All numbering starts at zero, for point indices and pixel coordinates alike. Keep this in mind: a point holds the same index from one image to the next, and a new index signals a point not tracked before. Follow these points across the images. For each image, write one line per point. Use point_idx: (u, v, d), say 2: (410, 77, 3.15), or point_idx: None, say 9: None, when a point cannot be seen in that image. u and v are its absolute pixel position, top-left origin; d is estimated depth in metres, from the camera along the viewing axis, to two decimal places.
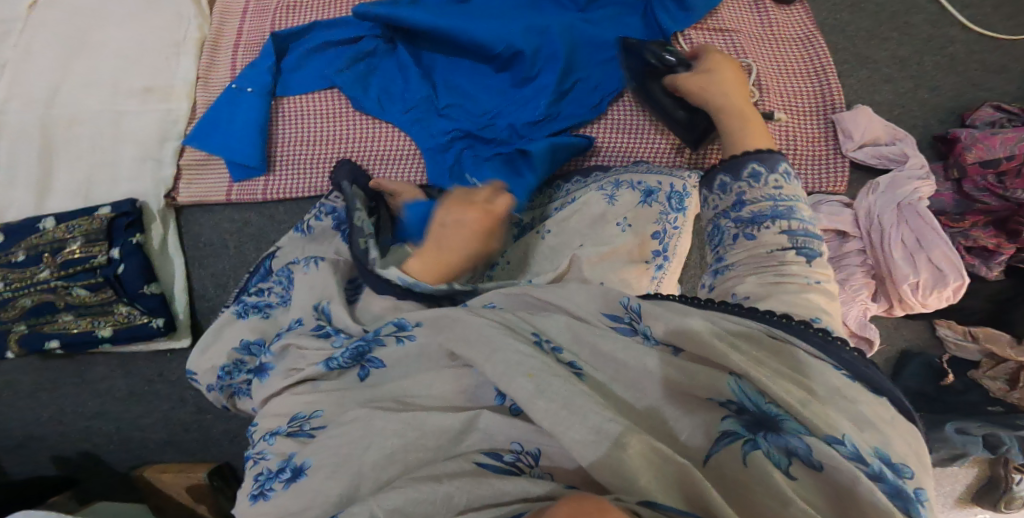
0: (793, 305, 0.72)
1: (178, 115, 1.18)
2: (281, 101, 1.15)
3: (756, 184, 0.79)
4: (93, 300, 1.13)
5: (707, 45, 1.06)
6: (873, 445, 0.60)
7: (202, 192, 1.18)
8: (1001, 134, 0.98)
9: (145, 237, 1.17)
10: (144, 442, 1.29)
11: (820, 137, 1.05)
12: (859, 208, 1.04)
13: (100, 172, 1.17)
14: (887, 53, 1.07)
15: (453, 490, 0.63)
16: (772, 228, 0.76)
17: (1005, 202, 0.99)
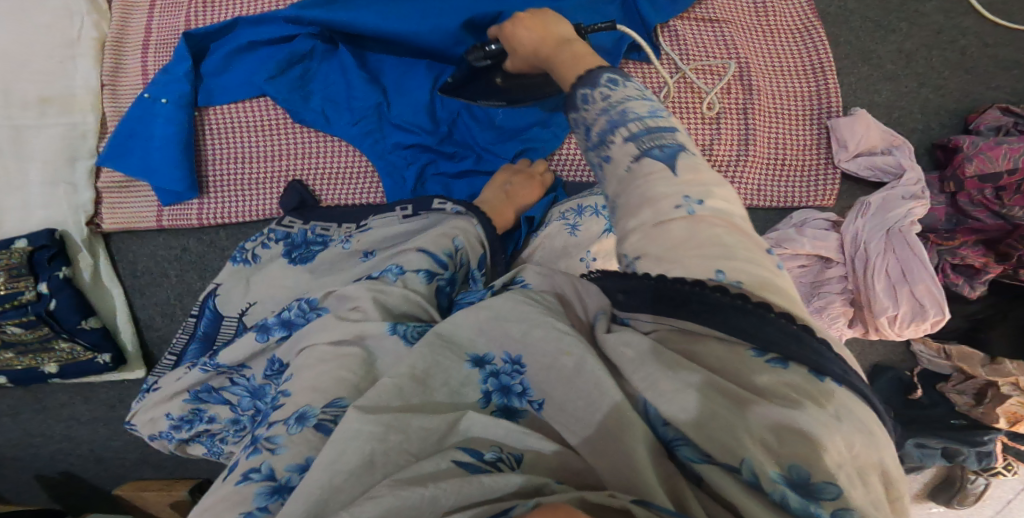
0: (697, 251, 0.56)
1: (84, 129, 1.05)
2: (207, 112, 1.01)
3: (588, 110, 0.64)
4: (30, 337, 1.04)
5: (696, 37, 0.92)
6: (781, 463, 0.51)
7: (129, 219, 1.08)
8: (1006, 144, 0.88)
9: (73, 270, 1.06)
10: (119, 461, 1.23)
11: (810, 144, 0.94)
12: (845, 234, 0.93)
13: (7, 197, 1.03)
14: (892, 47, 0.96)
15: (441, 494, 0.54)
16: (619, 141, 0.61)
17: (1001, 219, 0.89)
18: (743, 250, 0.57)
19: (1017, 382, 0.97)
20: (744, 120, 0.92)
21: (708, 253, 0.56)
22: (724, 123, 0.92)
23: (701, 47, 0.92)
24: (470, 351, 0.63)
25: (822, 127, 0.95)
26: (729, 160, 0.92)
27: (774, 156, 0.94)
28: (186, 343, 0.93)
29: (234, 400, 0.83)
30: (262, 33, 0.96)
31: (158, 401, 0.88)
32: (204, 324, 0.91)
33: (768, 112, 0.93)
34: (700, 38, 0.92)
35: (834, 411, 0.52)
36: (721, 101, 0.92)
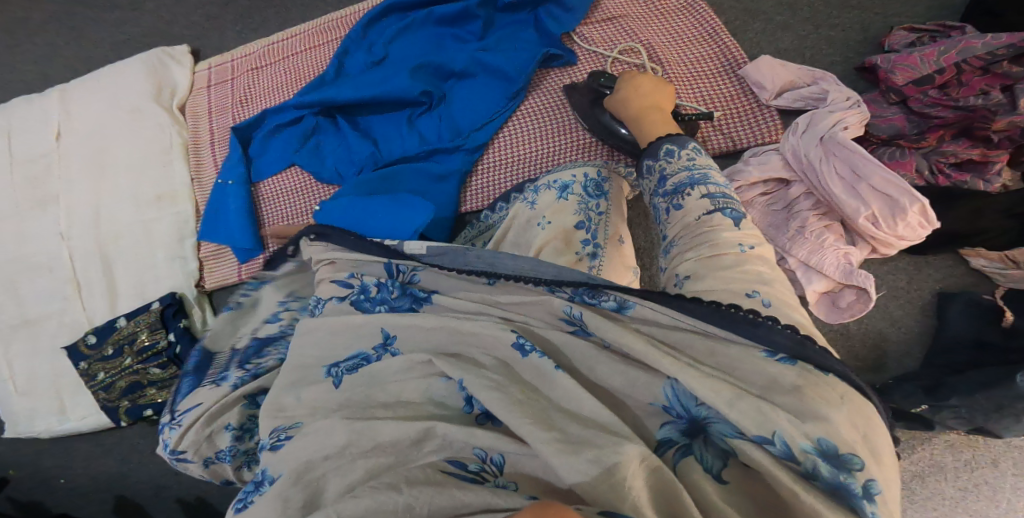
0: (726, 284, 0.84)
1: (187, 216, 1.42)
2: (259, 186, 1.32)
3: (674, 160, 0.98)
4: (166, 376, 1.38)
5: (601, 36, 1.16)
6: (807, 435, 0.74)
7: (223, 275, 1.42)
8: (918, 52, 1.04)
9: (189, 321, 1.42)
10: (236, 485, 1.51)
11: (736, 95, 1.10)
12: (786, 152, 1.06)
13: (146, 273, 1.41)
14: (772, 1, 1.18)
15: (413, 500, 0.77)
16: (696, 195, 0.93)
17: (960, 111, 1.03)
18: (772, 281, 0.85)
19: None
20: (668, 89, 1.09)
21: (747, 278, 0.84)
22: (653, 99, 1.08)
23: (606, 40, 1.16)
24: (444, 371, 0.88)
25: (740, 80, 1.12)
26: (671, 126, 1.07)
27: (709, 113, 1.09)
28: (182, 382, 1.09)
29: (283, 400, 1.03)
30: (281, 119, 1.26)
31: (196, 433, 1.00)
32: (195, 361, 1.10)
33: (687, 78, 1.11)
34: (606, 35, 1.16)
35: (836, 394, 0.77)
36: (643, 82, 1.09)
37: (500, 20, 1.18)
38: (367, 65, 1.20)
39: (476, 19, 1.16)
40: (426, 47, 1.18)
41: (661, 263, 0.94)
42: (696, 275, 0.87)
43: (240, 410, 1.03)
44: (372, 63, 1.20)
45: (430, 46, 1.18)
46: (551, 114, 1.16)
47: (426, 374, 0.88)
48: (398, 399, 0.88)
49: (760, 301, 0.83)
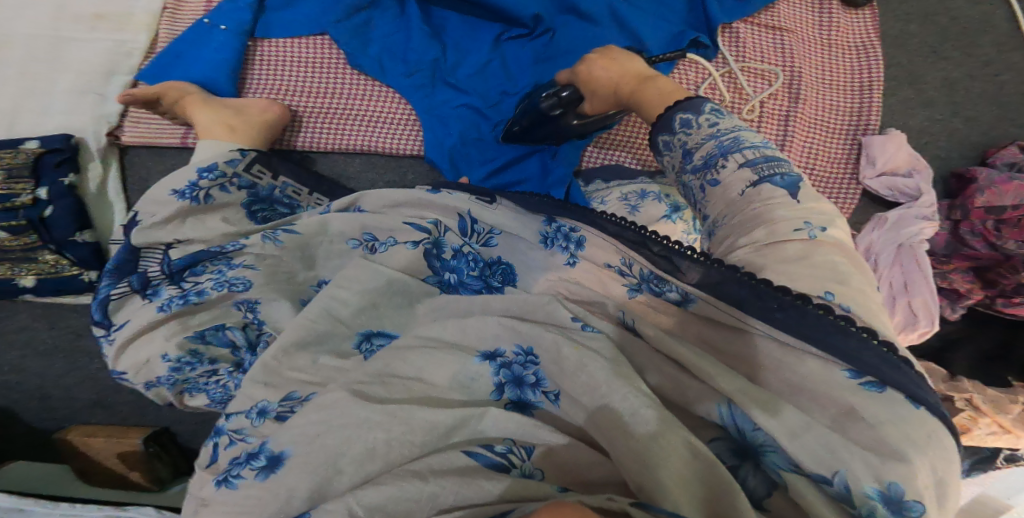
0: (810, 271, 0.58)
1: (132, 48, 1.04)
2: (261, 44, 1.01)
3: (692, 130, 0.68)
4: (13, 244, 0.97)
5: (755, 43, 1.00)
6: (879, 479, 0.50)
7: (153, 134, 1.04)
8: (1018, 181, 0.98)
9: (80, 178, 1.02)
10: (67, 402, 1.18)
11: (842, 158, 1.02)
12: (861, 243, 1.03)
13: (27, 100, 1.02)
14: (940, 74, 1.06)
15: (442, 491, 0.55)
16: (733, 165, 0.64)
17: (994, 252, 1.00)
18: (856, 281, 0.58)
19: (971, 397, 1.04)
20: (785, 127, 1.00)
21: (821, 274, 0.58)
22: (765, 126, 0.99)
23: (758, 50, 1.00)
24: (479, 350, 0.63)
25: (855, 144, 1.02)
26: None
27: (807, 166, 1.01)
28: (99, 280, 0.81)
29: (240, 347, 0.75)
30: None
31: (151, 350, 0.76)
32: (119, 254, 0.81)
33: (809, 124, 1.01)
34: (761, 44, 1.01)
35: (926, 433, 0.51)
36: (768, 105, 1.00)
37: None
38: None
39: None
40: None
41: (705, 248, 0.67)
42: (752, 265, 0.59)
43: (178, 344, 0.75)
44: None
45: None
46: None
47: (456, 344, 0.64)
48: (419, 378, 0.63)
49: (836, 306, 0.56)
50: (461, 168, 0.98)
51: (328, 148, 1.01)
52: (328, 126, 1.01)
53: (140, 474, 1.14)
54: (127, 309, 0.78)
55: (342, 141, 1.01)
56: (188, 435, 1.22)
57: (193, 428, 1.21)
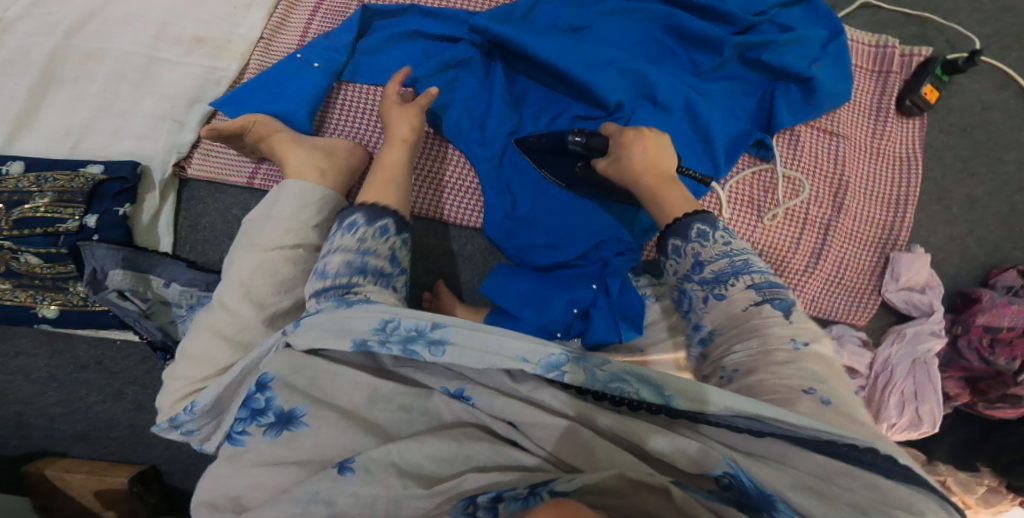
0: (791, 374, 0.73)
1: (222, 76, 1.06)
2: (347, 86, 1.07)
3: (707, 243, 0.81)
4: (46, 271, 0.98)
5: (810, 148, 1.10)
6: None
7: (219, 169, 1.04)
8: (1017, 305, 1.10)
9: (134, 209, 1.01)
10: (42, 435, 1.09)
11: (866, 271, 1.11)
12: (879, 354, 1.12)
13: (103, 119, 1.03)
14: (964, 190, 1.16)
15: (474, 455, 0.70)
16: (740, 285, 0.78)
17: (986, 365, 1.12)
18: (833, 380, 0.73)
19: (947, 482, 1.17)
20: (823, 237, 1.09)
21: (805, 376, 0.72)
22: (806, 235, 1.09)
23: (808, 158, 1.10)
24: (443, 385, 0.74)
25: (882, 258, 1.12)
26: (800, 268, 1.09)
27: (836, 275, 1.10)
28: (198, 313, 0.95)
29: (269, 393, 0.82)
30: (435, 28, 1.05)
31: (201, 375, 0.89)
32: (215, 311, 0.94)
33: (846, 234, 1.10)
34: (816, 148, 1.11)
35: (908, 493, 0.65)
36: (812, 213, 1.09)
37: (728, 67, 1.08)
38: (562, 27, 1.06)
39: (712, 54, 1.06)
40: (638, 44, 1.07)
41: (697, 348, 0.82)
42: (748, 368, 0.75)
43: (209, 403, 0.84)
44: (568, 27, 1.06)
45: (647, 54, 1.08)
46: (754, 180, 1.09)
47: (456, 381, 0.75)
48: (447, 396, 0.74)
49: (819, 398, 0.71)
50: (511, 245, 1.03)
51: None
52: None
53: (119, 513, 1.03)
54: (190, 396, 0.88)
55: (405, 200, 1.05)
56: (180, 475, 1.11)
57: (187, 467, 1.11)
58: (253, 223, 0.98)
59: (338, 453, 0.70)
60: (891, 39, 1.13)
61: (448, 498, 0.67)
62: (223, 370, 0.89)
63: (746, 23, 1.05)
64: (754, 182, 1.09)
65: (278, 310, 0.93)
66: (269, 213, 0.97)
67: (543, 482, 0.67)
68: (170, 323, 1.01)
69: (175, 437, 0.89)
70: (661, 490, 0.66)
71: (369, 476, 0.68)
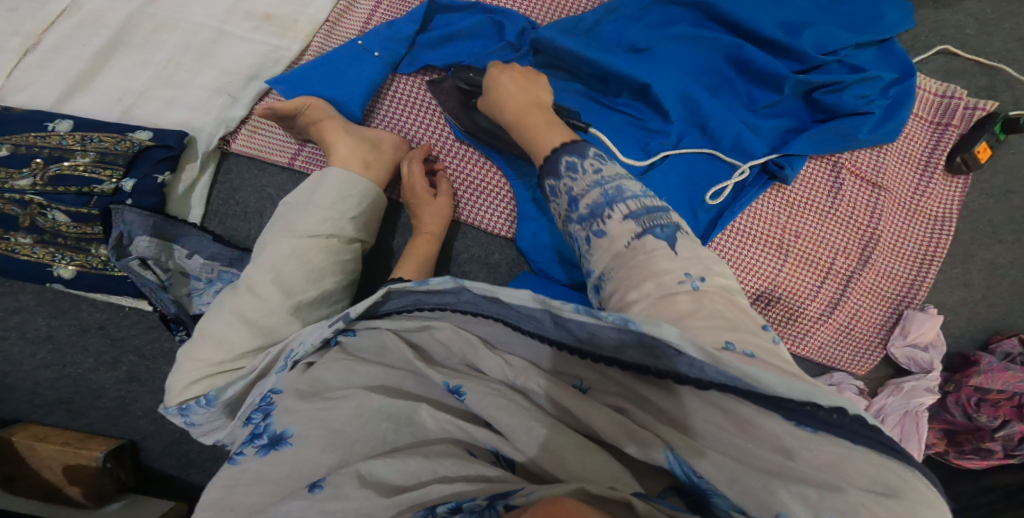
0: (705, 321, 0.70)
1: (283, 55, 1.02)
2: (398, 76, 1.04)
3: (578, 176, 0.81)
4: (72, 231, 0.95)
5: (850, 198, 1.11)
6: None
7: (264, 149, 1.01)
8: (1010, 372, 1.14)
9: (172, 177, 0.98)
10: (28, 399, 1.05)
11: (878, 323, 1.16)
12: (874, 403, 1.17)
13: (161, 87, 1.00)
14: (988, 255, 1.20)
15: (441, 468, 0.70)
16: (617, 216, 0.77)
17: (970, 423, 1.16)
18: (742, 324, 0.71)
19: None
20: (843, 288, 1.12)
21: (714, 322, 0.70)
22: (827, 284, 1.12)
23: (848, 206, 1.11)
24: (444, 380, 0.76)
25: (896, 311, 1.16)
26: (815, 315, 1.12)
27: (848, 325, 1.14)
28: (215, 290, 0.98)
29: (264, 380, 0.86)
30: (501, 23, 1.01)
31: (218, 361, 0.88)
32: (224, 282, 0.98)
33: (865, 287, 1.13)
34: (856, 198, 1.12)
35: (869, 462, 0.63)
36: (838, 263, 1.12)
37: (784, 104, 1.09)
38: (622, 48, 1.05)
39: (771, 92, 1.06)
40: (701, 74, 1.07)
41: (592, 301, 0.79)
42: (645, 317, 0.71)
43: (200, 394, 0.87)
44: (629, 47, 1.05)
45: (707, 83, 1.07)
46: (789, 223, 1.10)
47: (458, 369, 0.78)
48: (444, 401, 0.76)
49: (740, 352, 0.68)
50: (545, 259, 1.00)
51: None
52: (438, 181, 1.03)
53: (83, 491, 0.98)
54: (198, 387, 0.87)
55: None
56: (158, 455, 1.08)
57: (167, 446, 1.07)
58: (281, 208, 0.96)
59: (311, 473, 0.72)
60: (960, 91, 1.14)
61: (410, 507, 0.68)
62: (240, 355, 0.89)
63: (814, 62, 1.05)
64: (785, 224, 1.10)
65: (305, 298, 0.92)
66: (306, 199, 0.95)
67: (503, 492, 0.65)
68: (185, 296, 0.98)
69: (179, 424, 0.89)
70: (623, 504, 0.62)
71: (340, 485, 0.69)
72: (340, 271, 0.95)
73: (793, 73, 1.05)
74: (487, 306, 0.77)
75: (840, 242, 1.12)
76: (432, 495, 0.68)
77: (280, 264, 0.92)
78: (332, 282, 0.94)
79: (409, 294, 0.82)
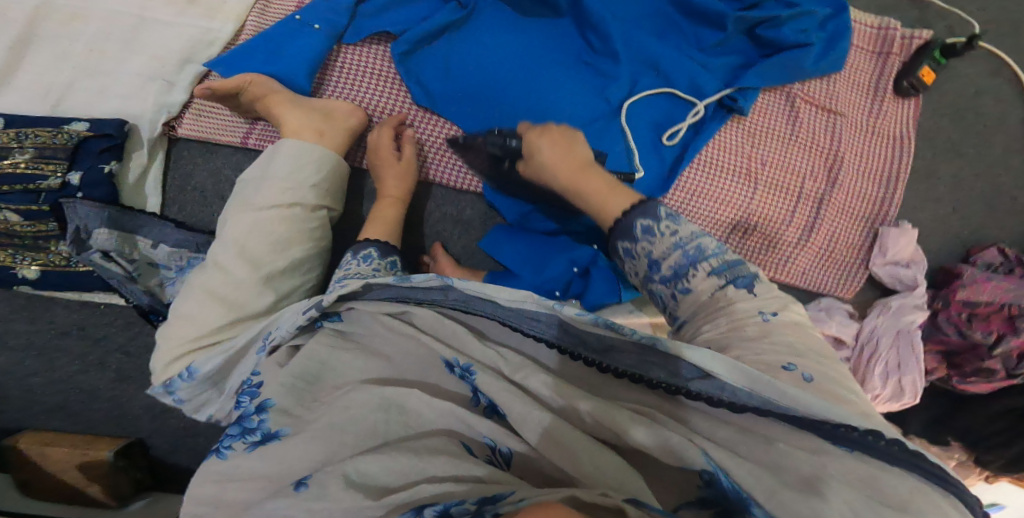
0: (771, 346, 0.73)
1: (216, 37, 1.02)
2: (343, 47, 1.04)
3: (655, 241, 0.80)
4: (25, 230, 0.94)
5: (810, 121, 1.12)
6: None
7: (211, 130, 1.01)
8: (994, 280, 1.14)
9: (120, 167, 0.98)
10: (26, 405, 1.06)
11: (856, 245, 1.15)
12: (865, 325, 1.15)
13: (87, 75, 0.99)
14: (952, 170, 1.20)
15: (431, 467, 0.67)
16: (701, 274, 0.78)
17: (964, 340, 1.15)
18: (804, 347, 0.73)
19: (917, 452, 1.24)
20: (816, 212, 1.12)
21: (781, 350, 0.72)
22: (800, 207, 1.11)
23: (810, 129, 1.12)
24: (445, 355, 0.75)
25: (871, 232, 1.16)
26: (793, 241, 1.12)
27: (827, 248, 1.14)
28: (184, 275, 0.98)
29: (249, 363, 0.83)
30: None
31: (191, 336, 0.86)
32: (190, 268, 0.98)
33: (838, 209, 1.13)
34: (815, 122, 1.12)
35: (910, 489, 0.63)
36: (807, 186, 1.12)
37: (731, 42, 1.09)
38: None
39: (716, 31, 1.06)
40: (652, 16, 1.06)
41: (673, 309, 0.80)
42: (718, 343, 0.74)
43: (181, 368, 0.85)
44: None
45: (653, 28, 1.07)
46: (754, 147, 1.10)
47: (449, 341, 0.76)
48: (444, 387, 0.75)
49: (800, 374, 0.70)
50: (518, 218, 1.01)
51: None
52: None
53: (102, 490, 1.01)
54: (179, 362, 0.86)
55: None
56: (166, 449, 1.10)
57: (173, 442, 1.09)
58: (241, 186, 0.95)
59: (298, 471, 0.68)
60: (893, 21, 1.15)
61: (398, 508, 0.65)
62: (216, 330, 0.86)
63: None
64: (745, 148, 1.10)
65: (274, 269, 0.91)
66: (264, 173, 0.94)
67: (492, 497, 0.63)
68: (157, 287, 0.97)
69: (168, 402, 0.88)
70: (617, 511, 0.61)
71: (324, 485, 0.66)
72: (309, 238, 0.94)
73: (734, 10, 1.05)
74: (486, 307, 0.75)
75: (805, 169, 1.12)
76: (420, 496, 0.65)
77: (245, 239, 0.90)
78: (303, 251, 0.93)
79: (392, 287, 0.79)
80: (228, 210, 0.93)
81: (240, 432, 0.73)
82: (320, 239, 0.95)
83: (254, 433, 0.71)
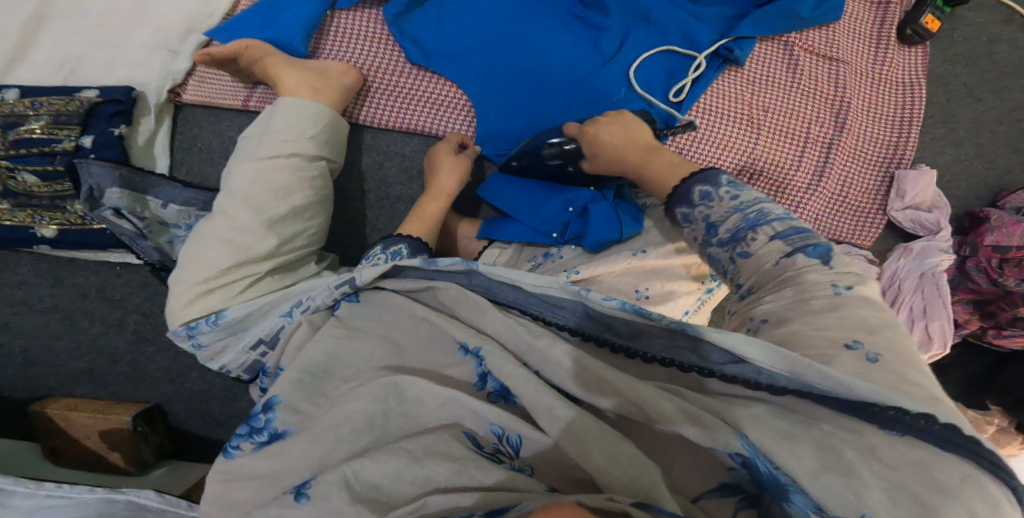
0: (836, 322, 0.63)
1: (215, 8, 1.06)
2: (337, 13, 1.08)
3: (715, 204, 0.73)
4: (43, 191, 0.99)
5: (814, 69, 1.09)
6: None
7: (213, 95, 1.06)
8: None
9: (129, 131, 1.03)
10: (51, 370, 1.09)
11: (872, 190, 1.12)
12: (885, 269, 1.13)
13: (99, 49, 1.05)
14: (972, 115, 1.15)
15: (434, 475, 0.65)
16: (762, 238, 0.69)
17: (996, 287, 1.09)
18: (888, 329, 0.63)
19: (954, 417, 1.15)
20: (825, 156, 1.09)
21: (848, 325, 0.63)
22: (808, 153, 1.09)
23: (815, 75, 1.09)
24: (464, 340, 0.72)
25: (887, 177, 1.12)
26: (802, 185, 1.09)
27: (840, 194, 1.11)
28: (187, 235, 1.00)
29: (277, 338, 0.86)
30: None
31: (201, 278, 0.88)
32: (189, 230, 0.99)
33: (847, 154, 1.10)
34: (817, 70, 1.09)
35: (960, 478, 0.55)
36: (813, 132, 1.09)
37: None
38: None
39: None
40: None
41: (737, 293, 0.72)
42: (778, 319, 0.66)
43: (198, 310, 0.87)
44: None
45: None
46: (756, 94, 1.08)
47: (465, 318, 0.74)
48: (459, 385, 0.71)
49: (864, 354, 0.61)
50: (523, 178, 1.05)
51: (388, 125, 1.08)
52: (392, 103, 1.08)
53: (126, 459, 1.02)
54: (195, 307, 0.87)
55: (403, 119, 1.08)
56: (182, 415, 1.11)
57: (188, 408, 1.10)
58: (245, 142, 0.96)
59: (298, 475, 0.68)
60: None
61: None
62: (220, 274, 0.87)
63: None
64: (745, 96, 1.08)
65: (276, 214, 0.91)
66: (264, 130, 0.96)
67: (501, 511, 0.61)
68: (167, 243, 1.00)
69: (188, 347, 0.89)
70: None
71: (327, 497, 0.65)
72: (309, 187, 0.94)
73: None
74: (513, 293, 0.73)
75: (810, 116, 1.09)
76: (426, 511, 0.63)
77: (247, 187, 0.91)
78: (303, 198, 0.94)
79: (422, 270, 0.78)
80: (233, 167, 0.94)
81: (247, 430, 0.72)
82: (322, 189, 0.97)
83: (260, 436, 0.71)
